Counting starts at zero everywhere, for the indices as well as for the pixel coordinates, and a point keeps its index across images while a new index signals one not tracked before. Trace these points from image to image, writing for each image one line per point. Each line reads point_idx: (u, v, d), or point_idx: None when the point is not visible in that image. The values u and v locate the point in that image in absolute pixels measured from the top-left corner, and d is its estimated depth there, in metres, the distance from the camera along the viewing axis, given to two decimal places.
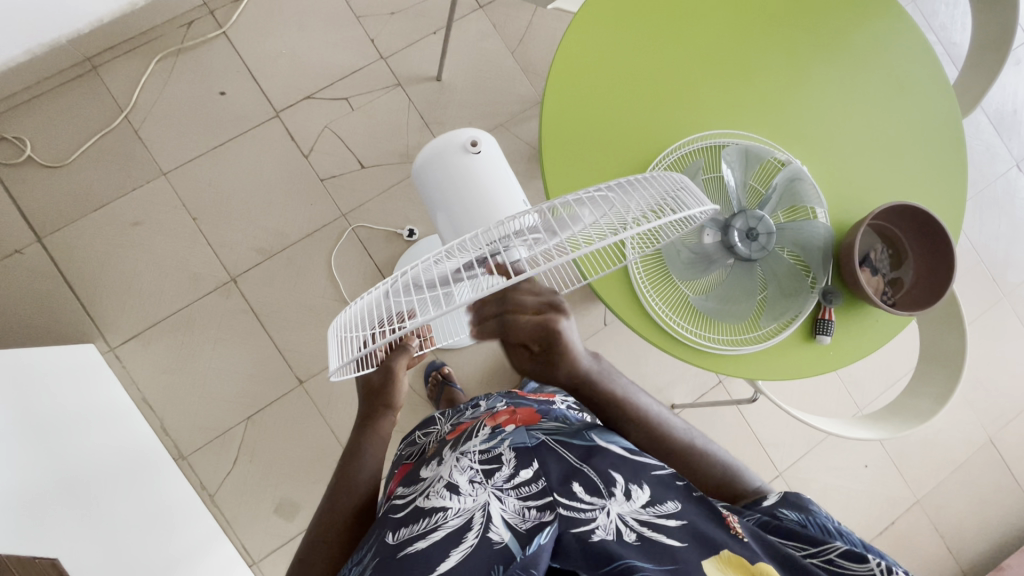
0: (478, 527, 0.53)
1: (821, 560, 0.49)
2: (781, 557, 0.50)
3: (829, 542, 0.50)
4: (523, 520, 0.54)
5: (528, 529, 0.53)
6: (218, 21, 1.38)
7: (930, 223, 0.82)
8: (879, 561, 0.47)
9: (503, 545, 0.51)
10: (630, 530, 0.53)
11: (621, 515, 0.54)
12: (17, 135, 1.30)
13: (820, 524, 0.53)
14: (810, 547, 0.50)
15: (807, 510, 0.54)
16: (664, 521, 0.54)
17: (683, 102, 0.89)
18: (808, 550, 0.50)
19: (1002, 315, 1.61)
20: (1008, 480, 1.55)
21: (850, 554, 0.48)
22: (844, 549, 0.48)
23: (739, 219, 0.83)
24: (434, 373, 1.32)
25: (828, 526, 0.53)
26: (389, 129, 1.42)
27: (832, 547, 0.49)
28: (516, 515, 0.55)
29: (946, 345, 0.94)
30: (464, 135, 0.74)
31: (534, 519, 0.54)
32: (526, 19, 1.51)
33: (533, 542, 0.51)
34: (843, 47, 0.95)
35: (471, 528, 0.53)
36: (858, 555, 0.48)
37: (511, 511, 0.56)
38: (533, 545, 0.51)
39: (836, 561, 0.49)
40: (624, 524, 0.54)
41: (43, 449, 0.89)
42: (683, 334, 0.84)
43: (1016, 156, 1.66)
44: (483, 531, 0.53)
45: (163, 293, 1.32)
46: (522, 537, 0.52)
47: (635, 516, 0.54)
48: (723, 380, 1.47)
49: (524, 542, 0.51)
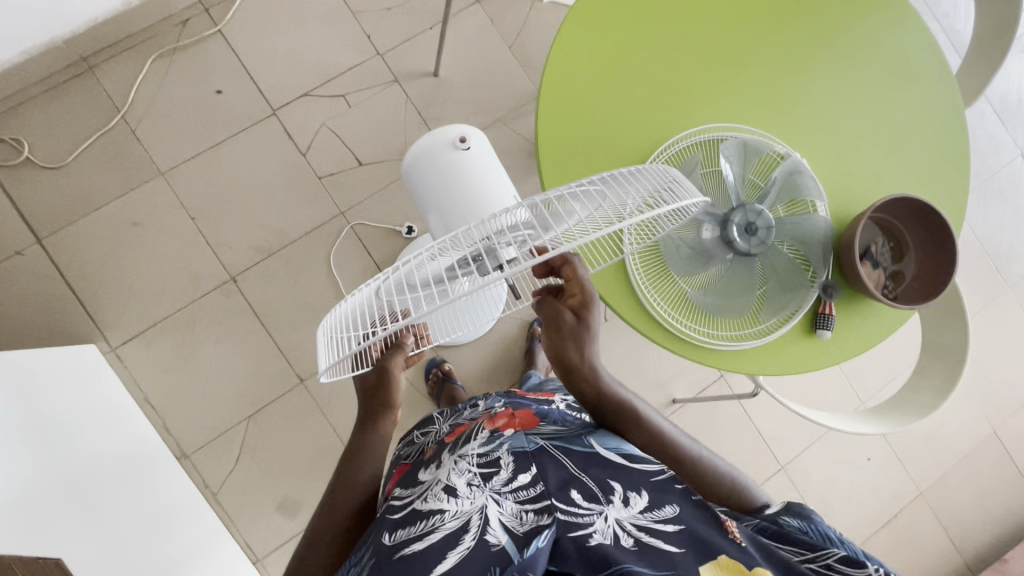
0: (475, 528, 0.53)
1: (819, 565, 0.49)
2: (775, 560, 0.50)
3: (828, 547, 0.49)
4: (520, 522, 0.54)
5: (524, 532, 0.53)
6: (214, 19, 1.38)
7: (931, 213, 0.81)
8: (877, 567, 0.47)
9: (501, 548, 0.51)
10: (627, 536, 0.53)
11: (619, 520, 0.54)
12: (14, 137, 1.30)
13: (821, 532, 0.50)
14: (808, 551, 0.49)
15: (808, 517, 0.51)
16: (661, 526, 0.53)
17: (682, 97, 0.88)
18: (807, 555, 0.49)
19: (1006, 305, 1.59)
20: (1012, 471, 1.54)
21: (849, 560, 0.47)
22: (843, 555, 0.48)
23: (739, 214, 0.82)
24: (434, 371, 1.32)
25: (828, 534, 0.50)
26: (387, 126, 1.41)
27: (830, 553, 0.48)
28: (514, 517, 0.55)
29: (950, 340, 0.93)
30: (452, 132, 0.73)
31: (531, 522, 0.54)
32: (523, 12, 1.49)
33: (532, 544, 0.51)
34: (844, 38, 0.94)
35: (468, 529, 0.53)
36: (857, 560, 0.47)
37: (509, 514, 0.55)
38: (531, 548, 0.51)
39: (835, 566, 0.48)
40: (622, 528, 0.54)
41: (41, 449, 0.88)
42: (682, 330, 0.84)
43: (1021, 144, 1.64)
44: (480, 532, 0.53)
45: (163, 293, 1.32)
46: (520, 539, 0.52)
47: (633, 521, 0.54)
48: (724, 375, 1.46)
49: (523, 544, 0.51)
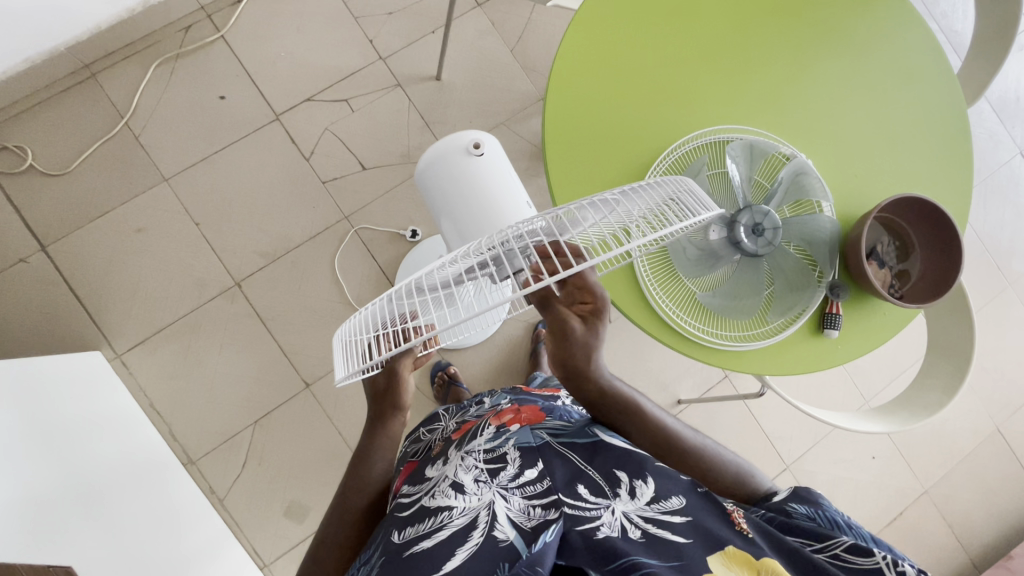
0: (483, 524, 0.53)
1: (828, 555, 0.50)
2: (785, 549, 0.51)
3: (836, 538, 0.51)
4: (528, 517, 0.54)
5: (532, 527, 0.52)
6: (216, 25, 1.38)
7: (935, 213, 0.82)
8: (885, 555, 0.47)
9: (509, 543, 0.50)
10: (634, 527, 0.53)
11: (626, 513, 0.54)
12: (17, 144, 1.30)
13: (829, 518, 0.54)
14: (817, 542, 0.51)
15: (816, 503, 0.56)
16: (669, 517, 0.53)
17: (687, 98, 0.88)
18: (816, 546, 0.51)
19: (1007, 303, 1.60)
20: (1014, 468, 1.55)
21: (856, 549, 0.49)
22: (850, 544, 0.49)
23: (745, 215, 0.82)
24: (440, 373, 1.32)
25: (836, 520, 0.54)
26: (391, 130, 1.42)
27: (838, 543, 0.50)
28: (522, 513, 0.54)
29: (956, 338, 0.94)
30: (467, 137, 0.73)
31: (539, 516, 0.54)
32: (524, 16, 1.50)
33: (539, 539, 0.50)
34: (846, 37, 0.94)
35: (477, 525, 0.53)
36: (865, 549, 0.48)
37: (516, 509, 0.55)
38: (539, 542, 0.50)
39: (842, 556, 0.50)
40: (629, 520, 0.53)
41: (53, 457, 0.89)
42: (690, 330, 0.84)
43: (1019, 143, 1.65)
44: (488, 529, 0.52)
45: (168, 298, 1.32)
46: (528, 534, 0.51)
47: (640, 513, 0.54)
48: (729, 375, 1.47)
49: (530, 539, 0.51)
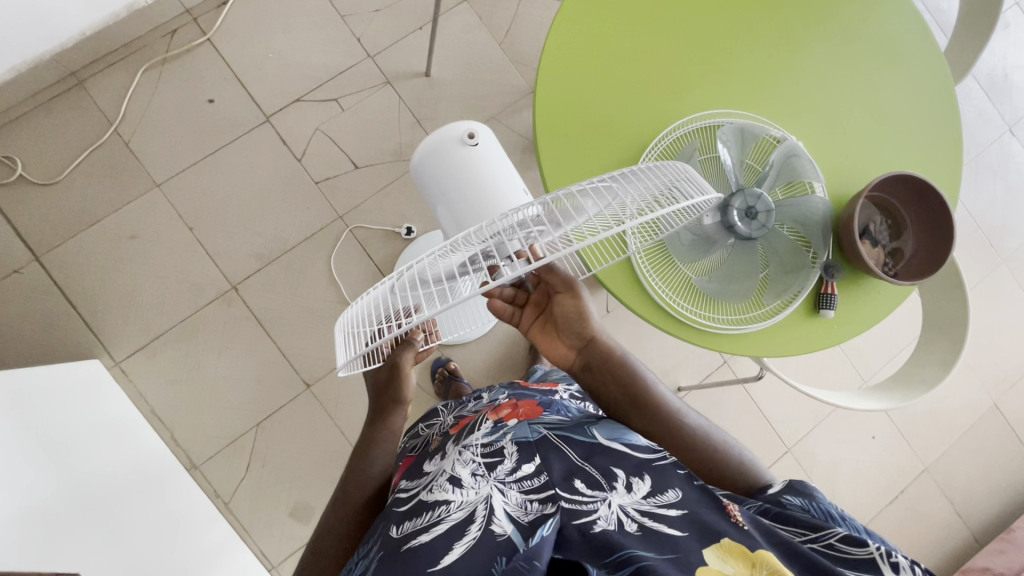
0: (480, 518, 0.54)
1: (821, 544, 0.50)
2: (778, 540, 0.51)
3: (830, 528, 0.51)
4: (525, 512, 0.55)
5: (529, 521, 0.53)
6: (202, 28, 1.37)
7: (927, 190, 0.82)
8: (879, 546, 0.48)
9: (506, 537, 0.51)
10: (630, 521, 0.53)
11: (622, 507, 0.54)
12: (7, 155, 1.29)
13: (823, 510, 0.54)
14: (811, 532, 0.51)
15: (810, 496, 0.56)
16: (665, 511, 0.54)
17: (677, 84, 0.89)
18: (809, 536, 0.51)
19: (1001, 279, 1.61)
20: (1013, 443, 1.56)
21: (851, 539, 0.49)
22: (844, 535, 0.49)
23: (738, 198, 0.82)
24: (441, 369, 1.33)
25: (830, 511, 0.54)
26: (382, 127, 1.42)
27: (832, 533, 0.50)
28: (519, 507, 0.55)
29: (949, 316, 0.94)
30: (461, 128, 0.73)
31: (536, 511, 0.55)
32: (511, 9, 1.50)
33: (537, 533, 0.51)
34: (832, 19, 0.95)
35: (474, 519, 0.54)
36: (858, 540, 0.48)
37: (513, 504, 0.56)
38: (536, 537, 0.50)
39: (836, 545, 0.50)
40: (625, 514, 0.54)
41: (57, 469, 0.89)
42: (685, 314, 0.85)
43: (1008, 120, 1.66)
44: (486, 522, 0.53)
45: (165, 304, 1.32)
46: (525, 528, 0.52)
47: (637, 506, 0.55)
48: (728, 360, 1.48)
49: (527, 534, 0.51)
